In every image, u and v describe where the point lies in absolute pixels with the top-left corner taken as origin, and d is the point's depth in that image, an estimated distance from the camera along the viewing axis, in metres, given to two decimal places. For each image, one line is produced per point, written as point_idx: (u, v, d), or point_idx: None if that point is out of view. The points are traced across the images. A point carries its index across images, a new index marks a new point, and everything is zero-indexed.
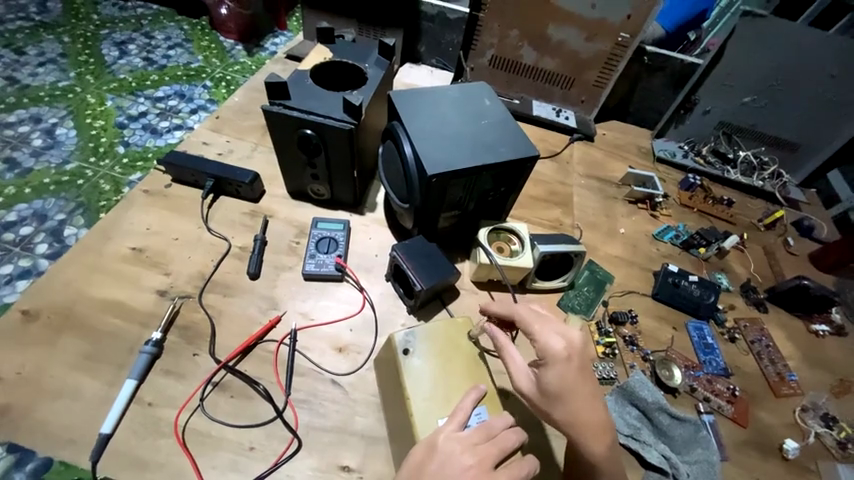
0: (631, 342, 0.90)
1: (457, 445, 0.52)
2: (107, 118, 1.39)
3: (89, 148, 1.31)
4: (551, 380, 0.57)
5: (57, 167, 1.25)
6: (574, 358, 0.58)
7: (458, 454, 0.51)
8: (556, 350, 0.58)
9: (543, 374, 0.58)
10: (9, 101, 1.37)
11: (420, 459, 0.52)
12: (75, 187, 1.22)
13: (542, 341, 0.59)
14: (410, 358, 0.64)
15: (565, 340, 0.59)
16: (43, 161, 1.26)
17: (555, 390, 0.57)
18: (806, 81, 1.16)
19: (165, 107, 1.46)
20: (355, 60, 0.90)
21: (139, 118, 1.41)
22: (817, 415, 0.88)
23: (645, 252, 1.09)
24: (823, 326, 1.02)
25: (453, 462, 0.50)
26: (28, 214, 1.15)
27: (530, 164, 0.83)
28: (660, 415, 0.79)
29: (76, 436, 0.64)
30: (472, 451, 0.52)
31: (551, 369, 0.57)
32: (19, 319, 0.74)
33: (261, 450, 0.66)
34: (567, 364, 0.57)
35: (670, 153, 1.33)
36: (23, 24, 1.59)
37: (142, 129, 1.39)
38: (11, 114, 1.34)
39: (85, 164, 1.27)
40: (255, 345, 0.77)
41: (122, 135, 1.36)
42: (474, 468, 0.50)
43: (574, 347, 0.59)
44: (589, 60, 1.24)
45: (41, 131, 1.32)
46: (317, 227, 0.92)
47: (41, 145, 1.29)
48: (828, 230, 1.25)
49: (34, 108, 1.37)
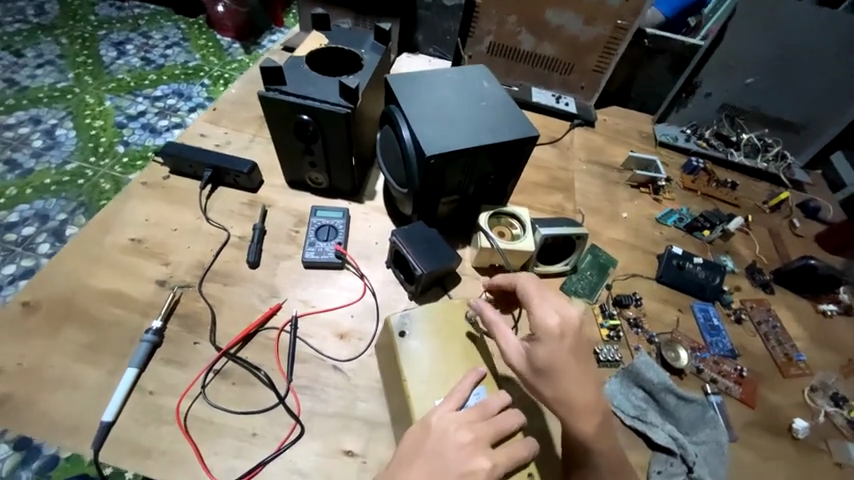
0: (636, 324, 0.89)
1: (451, 424, 0.50)
2: (106, 117, 1.53)
3: (89, 148, 1.45)
4: (541, 356, 0.55)
5: (57, 168, 1.39)
6: (568, 337, 0.56)
7: (452, 432, 0.49)
8: (548, 326, 0.56)
9: (533, 349, 0.56)
10: (9, 103, 1.51)
11: (415, 439, 0.50)
12: (75, 186, 1.37)
13: (537, 316, 0.57)
14: (407, 340, 0.63)
15: (561, 317, 0.57)
16: (44, 162, 1.40)
17: (543, 366, 0.55)
18: (809, 60, 1.15)
19: (164, 105, 1.60)
20: (351, 46, 0.89)
21: (138, 117, 1.55)
22: (826, 394, 0.87)
23: (649, 236, 1.07)
24: (830, 305, 1.01)
25: (448, 440, 0.49)
26: (29, 215, 1.29)
27: (530, 144, 0.82)
28: (666, 396, 0.78)
29: (76, 425, 0.64)
30: (468, 428, 0.50)
31: (543, 345, 0.55)
32: (20, 310, 0.73)
33: (262, 436, 0.66)
34: (560, 342, 0.55)
35: (672, 137, 1.31)
36: (21, 27, 1.73)
37: (142, 128, 1.53)
38: (11, 116, 1.48)
39: (85, 163, 1.42)
40: (255, 332, 0.76)
41: (121, 135, 1.50)
42: (470, 446, 0.49)
43: (569, 326, 0.57)
44: (589, 45, 1.23)
45: (40, 132, 1.46)
46: (316, 216, 0.91)
47: (41, 146, 1.43)
48: (833, 212, 1.23)
49: (33, 110, 1.51)
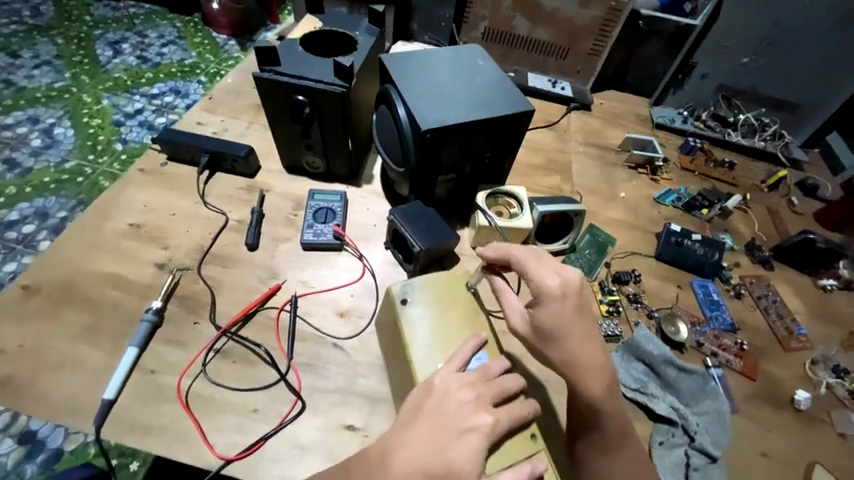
0: (635, 299, 0.89)
1: (453, 382, 0.52)
2: (104, 116, 1.54)
3: (87, 146, 1.46)
4: (545, 318, 0.56)
5: (56, 166, 1.40)
6: (570, 296, 0.57)
7: (454, 391, 0.51)
8: (549, 288, 0.56)
9: (536, 313, 0.57)
10: (6, 103, 1.51)
11: (417, 398, 0.52)
12: (75, 184, 1.37)
13: (536, 280, 0.58)
14: (409, 307, 0.63)
15: (561, 278, 0.57)
16: (43, 160, 1.40)
17: (547, 328, 0.56)
18: (804, 37, 1.15)
19: (161, 103, 1.60)
20: (345, 28, 0.90)
21: (136, 115, 1.56)
22: (827, 367, 0.87)
23: (647, 215, 1.07)
24: (830, 280, 1.01)
25: (450, 398, 0.51)
26: (29, 213, 1.30)
27: (525, 119, 0.82)
28: (667, 368, 0.78)
29: (78, 404, 0.64)
30: (470, 387, 0.52)
31: (545, 308, 0.56)
32: (19, 294, 0.74)
33: (264, 412, 0.66)
34: (562, 303, 0.56)
35: (669, 119, 1.31)
36: (17, 28, 1.74)
37: (139, 126, 1.53)
38: (9, 116, 1.48)
39: (84, 161, 1.42)
40: (255, 312, 0.76)
41: (119, 133, 1.51)
42: (471, 403, 0.50)
43: (571, 286, 0.57)
44: (584, 28, 1.23)
45: (39, 131, 1.47)
46: (314, 199, 0.91)
47: (39, 145, 1.43)
48: (832, 189, 1.23)
49: (30, 110, 1.51)
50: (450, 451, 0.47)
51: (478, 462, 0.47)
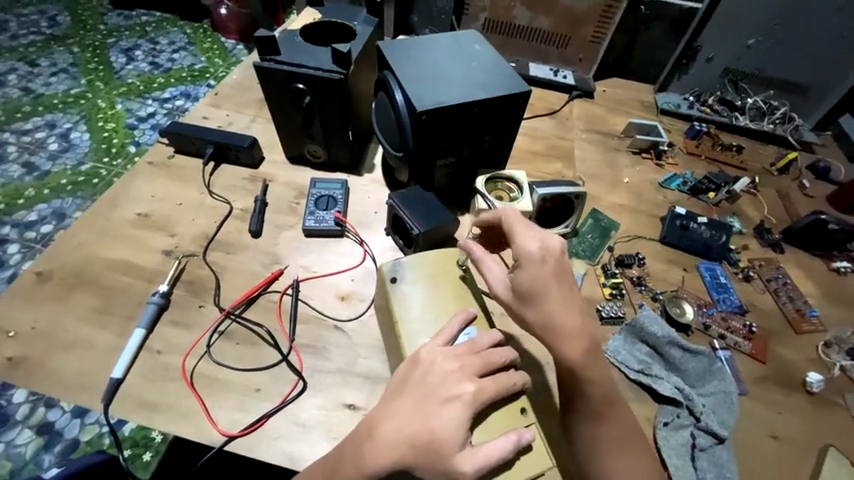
0: (639, 282, 0.88)
1: (439, 354, 0.53)
2: (117, 120, 1.59)
3: (102, 149, 1.51)
4: (524, 280, 0.57)
5: (72, 169, 1.45)
6: (549, 261, 0.58)
7: (439, 362, 0.52)
8: (530, 252, 0.58)
9: (516, 276, 0.58)
10: (26, 110, 1.57)
11: (404, 371, 0.53)
12: (90, 186, 1.42)
13: (518, 243, 0.59)
14: (399, 285, 0.64)
15: (542, 243, 0.59)
16: (60, 163, 1.45)
17: (526, 290, 0.57)
18: (810, 16, 1.13)
19: (171, 107, 1.65)
20: (344, 19, 0.91)
21: (148, 119, 1.60)
22: (841, 349, 0.84)
23: (651, 199, 1.06)
24: (844, 263, 0.98)
25: (435, 369, 0.51)
26: (47, 213, 1.34)
27: (522, 100, 0.82)
28: (670, 350, 0.76)
29: (88, 382, 0.66)
30: (455, 359, 0.52)
31: (525, 271, 0.58)
32: (33, 280, 0.76)
33: (266, 391, 0.67)
34: (541, 266, 0.57)
35: (675, 105, 1.29)
36: (36, 38, 1.81)
37: (151, 129, 1.58)
38: (28, 122, 1.54)
39: (99, 164, 1.47)
40: (258, 295, 0.78)
41: (131, 136, 1.55)
42: (455, 373, 0.51)
43: (550, 251, 0.58)
44: (585, 15, 1.22)
45: (56, 135, 1.52)
46: (316, 187, 0.93)
47: (56, 149, 1.49)
48: (845, 172, 1.19)
49: (48, 115, 1.57)
50: (433, 420, 0.47)
51: (461, 431, 0.47)
